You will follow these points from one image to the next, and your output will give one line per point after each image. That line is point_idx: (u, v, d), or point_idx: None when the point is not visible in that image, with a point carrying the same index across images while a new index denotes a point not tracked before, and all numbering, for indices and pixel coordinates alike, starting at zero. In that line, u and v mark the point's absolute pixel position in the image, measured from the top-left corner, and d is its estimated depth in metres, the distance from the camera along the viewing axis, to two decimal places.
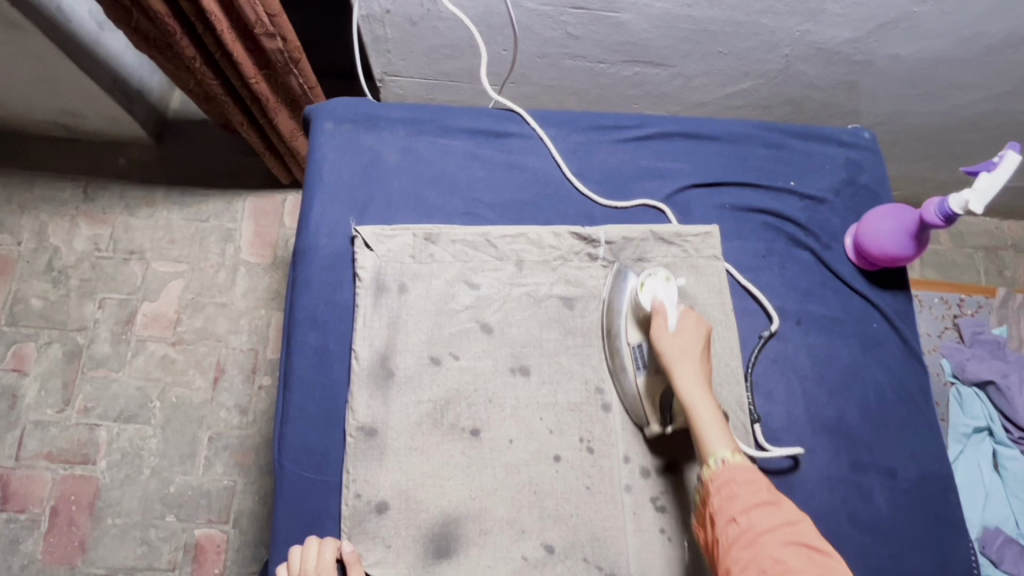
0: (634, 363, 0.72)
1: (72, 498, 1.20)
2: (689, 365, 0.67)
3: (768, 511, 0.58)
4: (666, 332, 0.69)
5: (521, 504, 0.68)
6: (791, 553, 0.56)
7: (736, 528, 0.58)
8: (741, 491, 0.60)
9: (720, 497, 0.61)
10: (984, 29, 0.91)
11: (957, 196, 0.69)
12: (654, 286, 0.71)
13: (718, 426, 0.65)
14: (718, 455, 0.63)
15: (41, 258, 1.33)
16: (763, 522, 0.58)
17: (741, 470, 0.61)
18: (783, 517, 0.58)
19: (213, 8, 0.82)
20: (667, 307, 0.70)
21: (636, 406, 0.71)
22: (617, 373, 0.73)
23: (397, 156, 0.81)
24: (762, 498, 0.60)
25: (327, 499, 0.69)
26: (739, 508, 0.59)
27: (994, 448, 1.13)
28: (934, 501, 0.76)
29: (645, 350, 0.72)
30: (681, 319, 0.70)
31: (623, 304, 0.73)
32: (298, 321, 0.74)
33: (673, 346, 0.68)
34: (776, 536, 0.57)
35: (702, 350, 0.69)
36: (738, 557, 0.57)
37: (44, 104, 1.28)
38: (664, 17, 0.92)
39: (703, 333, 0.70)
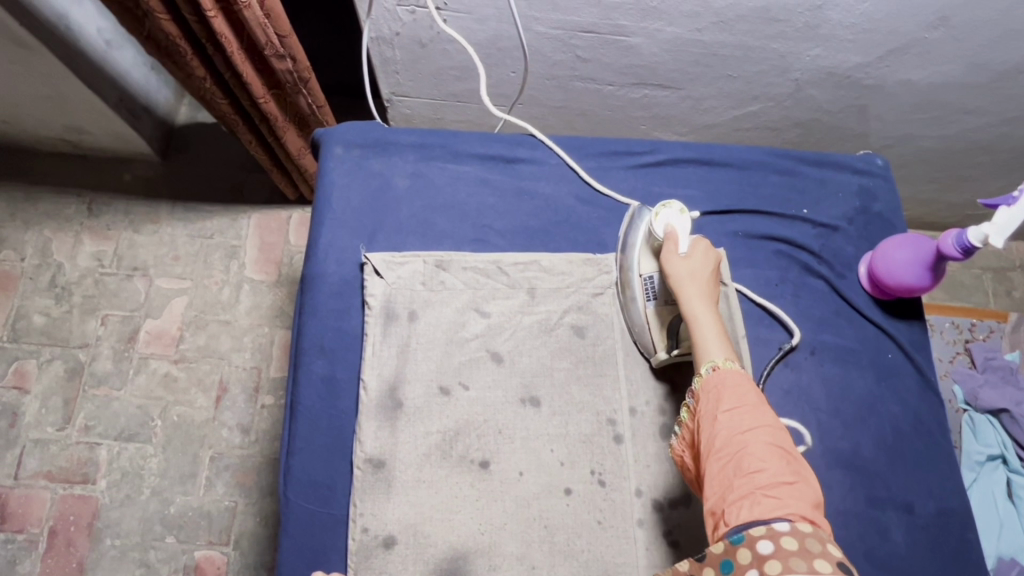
0: (644, 294, 0.74)
1: (71, 518, 1.19)
2: (696, 285, 0.68)
3: (752, 414, 0.59)
4: (676, 256, 0.71)
5: (531, 539, 0.67)
6: (769, 454, 0.57)
7: (717, 428, 0.60)
8: (727, 394, 0.61)
9: (706, 399, 0.62)
10: (996, 56, 0.91)
11: (976, 229, 0.68)
12: (669, 214, 0.73)
13: (717, 337, 0.65)
14: (711, 363, 0.64)
15: (44, 274, 1.32)
16: (745, 422, 0.59)
17: (731, 375, 0.62)
18: (765, 421, 0.59)
19: (224, 31, 0.81)
20: (678, 234, 0.72)
21: (644, 334, 0.74)
22: (627, 304, 0.75)
23: (406, 182, 0.80)
24: (747, 401, 0.60)
25: (334, 532, 0.68)
26: (722, 409, 0.60)
27: (1008, 476, 1.11)
28: (952, 536, 0.74)
29: (657, 280, 0.74)
30: (691, 246, 0.71)
31: (637, 238, 0.76)
32: (305, 349, 0.73)
33: (680, 267, 0.69)
34: (755, 437, 0.58)
35: (710, 273, 0.70)
36: (717, 456, 0.58)
37: (49, 120, 1.28)
38: (674, 41, 0.91)
39: (713, 260, 0.71)
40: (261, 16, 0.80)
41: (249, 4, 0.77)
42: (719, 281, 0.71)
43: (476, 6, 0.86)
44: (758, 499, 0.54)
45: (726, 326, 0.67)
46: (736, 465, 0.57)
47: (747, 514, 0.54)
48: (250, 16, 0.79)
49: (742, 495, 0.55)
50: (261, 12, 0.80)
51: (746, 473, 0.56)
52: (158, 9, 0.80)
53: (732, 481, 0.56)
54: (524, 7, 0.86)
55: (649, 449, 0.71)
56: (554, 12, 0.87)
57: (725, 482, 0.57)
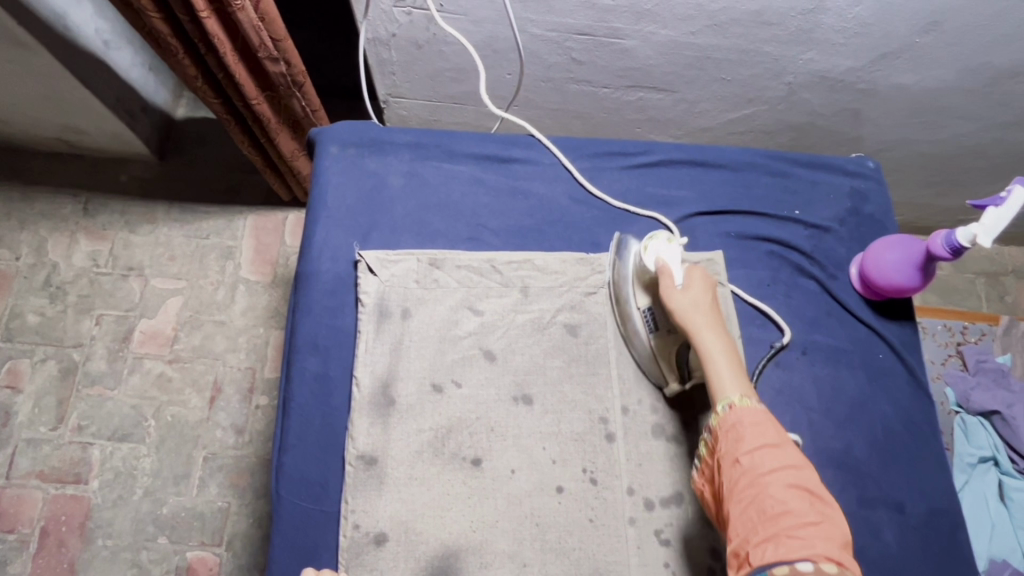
0: (645, 326, 0.73)
1: (63, 518, 1.18)
2: (700, 320, 0.67)
3: (774, 454, 0.59)
4: (674, 290, 0.69)
5: (522, 537, 0.67)
6: (792, 495, 0.56)
7: (739, 469, 0.60)
8: (747, 433, 0.61)
9: (726, 439, 0.62)
10: (987, 60, 0.91)
11: (965, 229, 0.69)
12: (657, 245, 0.72)
13: (733, 371, 0.65)
14: (728, 400, 0.64)
15: (39, 273, 1.32)
16: (767, 463, 0.59)
17: (749, 413, 0.62)
18: (787, 461, 0.59)
19: (217, 32, 0.82)
20: (671, 267, 0.70)
21: (652, 366, 0.73)
22: (629, 337, 0.74)
23: (401, 181, 0.80)
24: (768, 442, 0.60)
25: (326, 529, 0.68)
26: (743, 450, 0.60)
27: (1000, 478, 1.12)
28: (943, 535, 0.74)
29: (655, 312, 0.72)
30: (687, 276, 0.70)
31: (628, 270, 0.74)
32: (299, 347, 0.73)
33: (682, 302, 0.68)
34: (778, 477, 0.58)
35: (711, 303, 0.69)
36: (739, 498, 0.58)
37: (45, 120, 1.28)
38: (669, 44, 0.92)
39: (711, 287, 0.70)
40: (254, 19, 0.81)
41: (242, 5, 0.77)
42: (719, 306, 0.71)
43: (472, 7, 0.87)
44: (782, 541, 0.54)
45: (738, 355, 0.67)
46: (759, 507, 0.56)
47: (772, 556, 0.53)
48: (243, 18, 0.79)
49: (766, 537, 0.55)
50: (255, 14, 0.81)
51: (770, 515, 0.56)
52: (151, 8, 0.80)
53: (756, 523, 0.56)
54: (520, 9, 0.87)
55: (641, 447, 0.72)
56: (549, 14, 0.88)
57: (748, 524, 0.56)
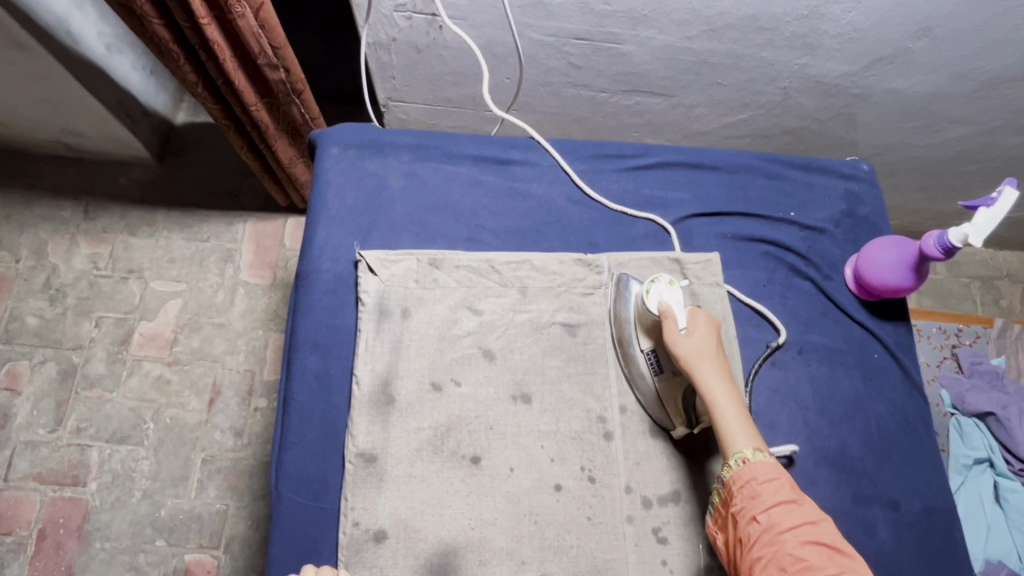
0: (649, 369, 0.72)
1: (61, 521, 1.18)
2: (706, 365, 0.68)
3: (790, 510, 0.61)
4: (679, 335, 0.70)
5: (521, 534, 0.67)
6: (811, 551, 0.59)
7: (757, 526, 0.61)
8: (763, 491, 0.62)
9: (742, 495, 0.63)
10: (978, 66, 0.93)
11: (957, 230, 0.70)
12: (659, 288, 0.72)
13: (742, 422, 0.66)
14: (740, 454, 0.64)
15: (39, 276, 1.32)
16: (785, 520, 0.60)
17: (762, 468, 0.63)
18: (804, 517, 0.60)
19: (217, 38, 0.83)
20: (674, 309, 0.71)
21: (658, 411, 0.72)
22: (634, 379, 0.73)
23: (401, 182, 0.81)
24: (784, 497, 0.62)
25: (325, 527, 0.68)
26: (761, 507, 0.61)
27: (996, 479, 1.12)
28: (939, 534, 0.75)
29: (659, 355, 0.72)
30: (690, 320, 0.71)
31: (631, 313, 0.75)
32: (299, 345, 0.74)
33: (687, 347, 0.69)
34: (797, 534, 0.59)
35: (715, 348, 0.69)
36: (759, 555, 0.60)
37: (46, 123, 1.29)
38: (666, 48, 0.93)
39: (714, 330, 0.71)
40: (255, 26, 0.82)
41: (243, 12, 0.78)
42: (723, 349, 0.71)
43: (472, 12, 0.88)
44: None
45: (744, 403, 0.68)
46: (780, 566, 0.58)
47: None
48: (244, 25, 0.80)
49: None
50: (255, 22, 0.82)
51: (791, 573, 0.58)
52: (151, 14, 0.81)
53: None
54: (519, 13, 0.88)
55: (638, 446, 0.72)
56: (547, 19, 0.89)
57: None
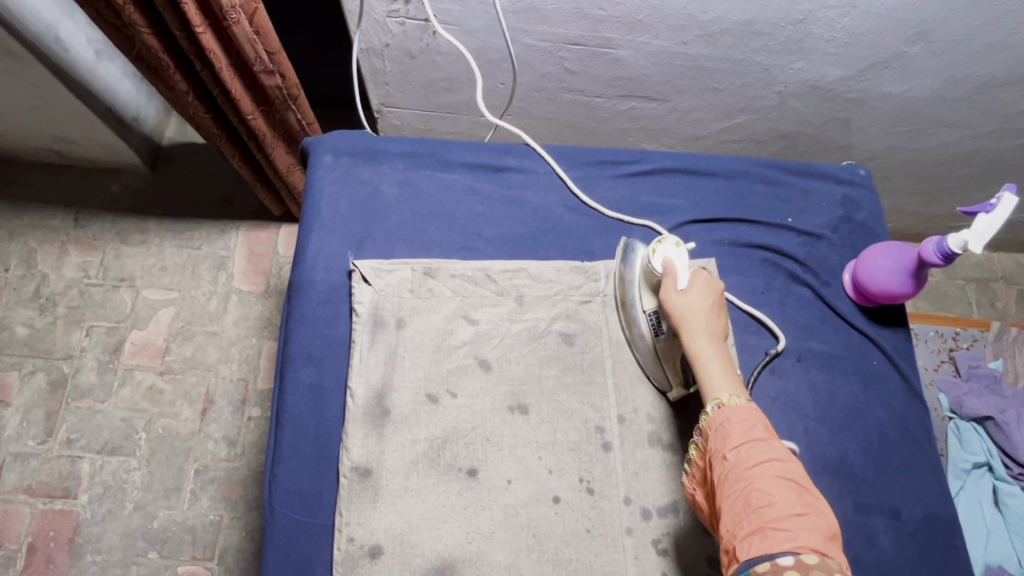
0: (649, 329, 0.73)
1: (51, 533, 1.16)
2: (698, 322, 0.67)
3: (760, 448, 0.59)
4: (676, 292, 0.69)
5: (520, 548, 0.66)
6: (778, 488, 0.56)
7: (726, 465, 0.59)
8: (734, 431, 0.61)
9: (714, 436, 0.62)
10: (974, 70, 0.93)
11: (956, 236, 0.69)
12: (665, 248, 0.72)
13: (723, 374, 0.65)
14: (717, 400, 0.63)
15: (28, 284, 1.31)
16: (753, 457, 0.58)
17: (737, 411, 0.62)
18: (773, 454, 0.58)
19: (212, 46, 0.81)
20: (677, 268, 0.71)
21: (656, 370, 0.73)
22: (634, 340, 0.74)
23: (396, 190, 0.80)
24: (755, 436, 0.60)
25: (320, 542, 0.67)
26: (730, 446, 0.60)
27: (995, 483, 1.12)
28: (940, 542, 0.74)
29: (659, 315, 0.72)
30: (691, 279, 0.70)
31: (635, 273, 0.75)
32: (292, 357, 0.73)
33: (680, 304, 0.68)
34: (764, 471, 0.57)
35: (712, 307, 0.68)
36: (727, 492, 0.58)
37: (36, 131, 1.27)
38: (661, 53, 0.93)
39: (714, 291, 0.69)
40: (250, 32, 0.80)
41: (237, 19, 0.77)
42: (723, 311, 0.70)
43: (465, 18, 0.88)
44: (767, 534, 0.54)
45: (734, 361, 0.67)
46: (745, 502, 0.56)
47: (758, 550, 0.53)
48: (239, 32, 0.79)
49: (751, 531, 0.55)
50: (250, 28, 0.80)
51: (756, 508, 0.55)
52: (141, 23, 0.80)
53: (742, 517, 0.56)
54: (513, 19, 0.88)
55: (636, 456, 0.71)
56: (542, 25, 0.88)
57: (735, 518, 0.56)
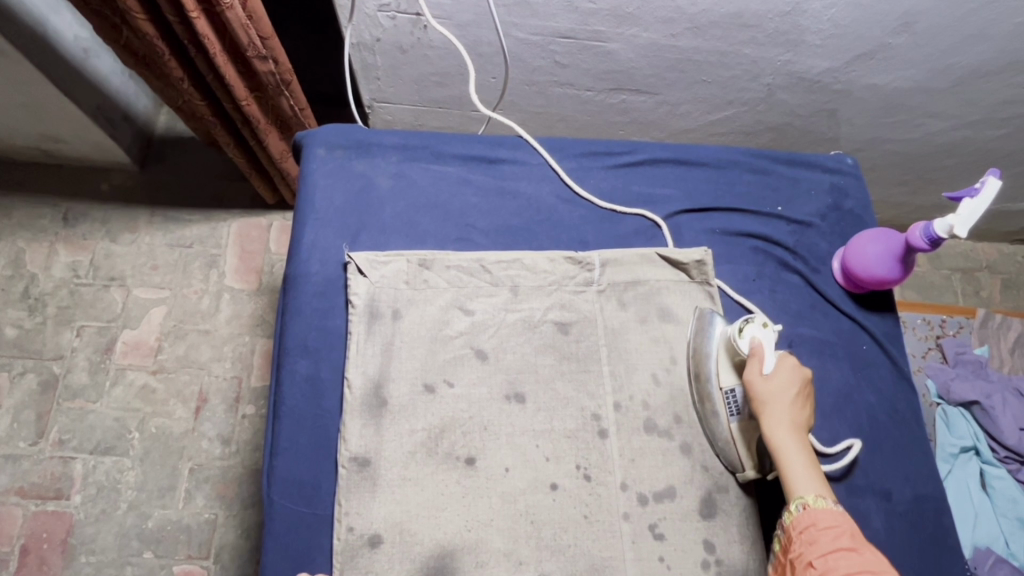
0: (726, 409, 0.72)
1: (44, 535, 1.15)
2: (780, 412, 0.67)
3: (849, 556, 0.59)
4: (760, 376, 0.69)
5: (518, 534, 0.67)
6: None
7: (813, 572, 0.60)
8: (821, 537, 0.61)
9: (801, 540, 0.62)
10: (957, 61, 0.94)
11: (942, 221, 0.71)
12: (752, 327, 0.71)
13: (808, 472, 0.65)
14: (802, 500, 0.64)
15: (17, 285, 1.29)
16: (841, 566, 0.58)
17: (823, 515, 0.62)
18: (864, 565, 0.58)
19: (205, 31, 0.81)
20: (764, 349, 0.70)
21: (729, 450, 0.72)
22: (707, 416, 0.73)
23: (390, 182, 0.81)
24: (843, 544, 0.60)
25: (319, 533, 0.67)
26: (817, 553, 0.60)
27: (982, 467, 1.14)
28: (930, 522, 0.76)
29: (739, 395, 0.71)
30: (777, 363, 0.70)
31: (714, 347, 0.74)
32: (288, 349, 0.73)
33: (766, 391, 0.68)
34: None
35: (797, 397, 0.68)
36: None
37: (22, 128, 1.26)
38: (650, 46, 0.93)
39: (800, 378, 0.69)
40: (243, 18, 0.80)
41: (231, 4, 0.77)
42: (806, 400, 0.70)
43: (456, 11, 0.88)
44: None
45: (815, 456, 0.67)
46: None
47: None
48: (232, 17, 0.79)
49: None
50: (243, 13, 0.80)
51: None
52: (137, 9, 0.79)
53: None
54: (504, 12, 0.88)
55: (633, 442, 0.72)
56: (532, 18, 0.89)
57: None
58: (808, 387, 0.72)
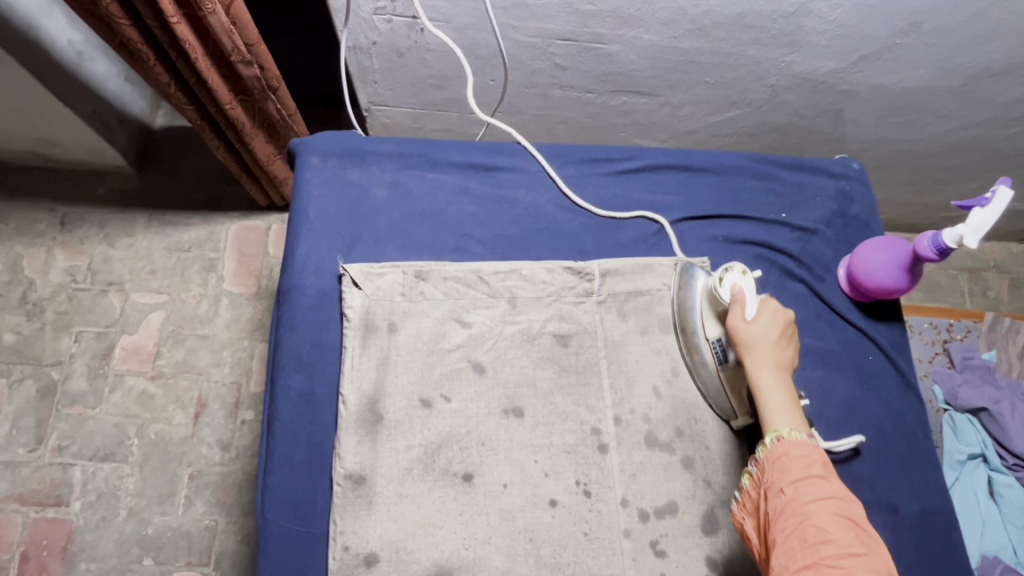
0: (714, 358, 0.72)
1: (44, 542, 1.15)
2: (763, 353, 0.66)
3: (820, 483, 0.58)
4: (743, 323, 0.68)
5: (516, 553, 0.66)
6: (836, 524, 0.56)
7: (782, 499, 0.59)
8: (793, 465, 0.60)
9: (772, 468, 0.61)
10: (966, 60, 0.92)
11: (951, 230, 0.69)
12: (732, 276, 0.71)
13: (787, 406, 0.64)
14: (776, 432, 0.63)
15: (15, 290, 1.28)
16: (811, 493, 0.57)
17: (797, 445, 0.61)
18: (832, 490, 0.58)
19: (186, 34, 0.79)
20: (745, 297, 0.70)
21: (720, 399, 0.73)
22: (696, 368, 0.73)
23: (385, 192, 0.79)
24: (814, 472, 0.59)
25: (314, 553, 0.66)
26: (788, 480, 0.59)
27: (990, 474, 1.13)
28: (937, 536, 0.75)
29: (725, 343, 0.71)
30: (759, 309, 0.69)
31: (697, 300, 0.74)
32: (282, 364, 0.71)
33: (749, 333, 0.67)
34: (823, 507, 0.56)
35: (780, 339, 0.67)
36: (782, 525, 0.57)
37: (20, 133, 1.25)
38: (652, 48, 0.92)
39: (782, 321, 0.68)
40: (227, 22, 0.79)
41: (213, 9, 0.76)
42: (790, 341, 0.69)
43: (452, 14, 0.86)
44: (823, 571, 0.53)
45: (796, 393, 0.66)
46: (801, 537, 0.55)
47: None
48: (215, 22, 0.77)
49: (805, 565, 0.54)
50: (226, 18, 0.79)
51: (812, 545, 0.55)
52: (119, 14, 0.78)
53: (796, 551, 0.55)
54: (501, 14, 0.86)
55: (634, 458, 0.71)
56: (530, 20, 0.87)
57: (789, 552, 0.55)
58: (793, 328, 0.70)
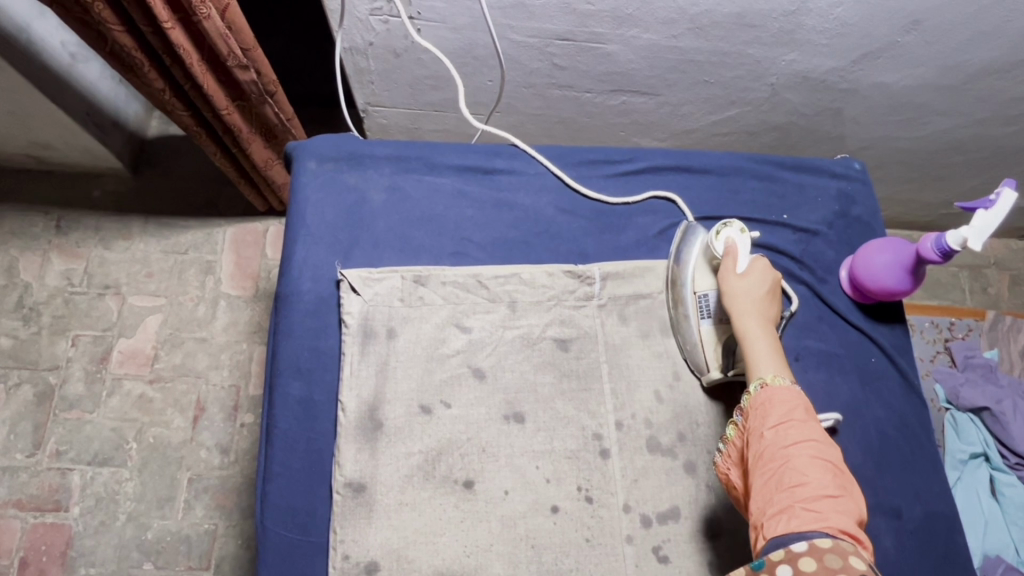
0: (698, 312, 0.74)
1: (44, 547, 1.14)
2: (750, 304, 0.68)
3: (799, 427, 0.59)
4: (733, 274, 0.71)
5: (518, 560, 0.65)
6: (814, 467, 0.57)
7: (762, 443, 0.59)
8: (774, 410, 0.60)
9: (754, 414, 0.61)
10: (967, 58, 0.91)
11: (954, 232, 0.69)
12: (728, 231, 0.75)
13: (771, 354, 0.65)
14: (761, 379, 0.63)
15: (10, 294, 1.27)
16: (791, 437, 0.58)
17: (780, 391, 0.61)
18: (811, 434, 0.59)
19: (181, 40, 0.78)
20: (738, 251, 0.73)
21: (697, 353, 0.73)
22: (679, 321, 0.75)
23: (383, 195, 0.78)
24: (795, 416, 0.60)
25: (315, 561, 0.65)
26: (769, 424, 0.60)
27: (991, 473, 1.12)
28: (940, 538, 0.74)
29: (712, 298, 0.73)
30: (749, 265, 0.72)
31: (691, 257, 0.76)
32: (280, 371, 0.71)
33: (736, 284, 0.70)
34: (801, 450, 0.57)
35: (767, 293, 0.69)
36: (761, 469, 0.58)
37: (13, 136, 1.24)
38: (651, 47, 0.91)
39: (771, 279, 0.71)
40: (222, 27, 0.78)
41: (208, 14, 0.75)
42: (777, 300, 0.71)
43: (450, 15, 0.85)
44: (797, 512, 0.54)
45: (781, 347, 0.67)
46: (779, 480, 0.56)
47: (785, 528, 0.54)
48: (210, 26, 0.76)
49: (782, 509, 0.55)
50: (222, 23, 0.78)
51: (789, 488, 0.56)
52: (112, 20, 0.77)
53: (774, 495, 0.56)
54: (499, 15, 0.85)
55: (636, 462, 0.70)
56: (528, 20, 0.86)
57: (767, 496, 0.57)
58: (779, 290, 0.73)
